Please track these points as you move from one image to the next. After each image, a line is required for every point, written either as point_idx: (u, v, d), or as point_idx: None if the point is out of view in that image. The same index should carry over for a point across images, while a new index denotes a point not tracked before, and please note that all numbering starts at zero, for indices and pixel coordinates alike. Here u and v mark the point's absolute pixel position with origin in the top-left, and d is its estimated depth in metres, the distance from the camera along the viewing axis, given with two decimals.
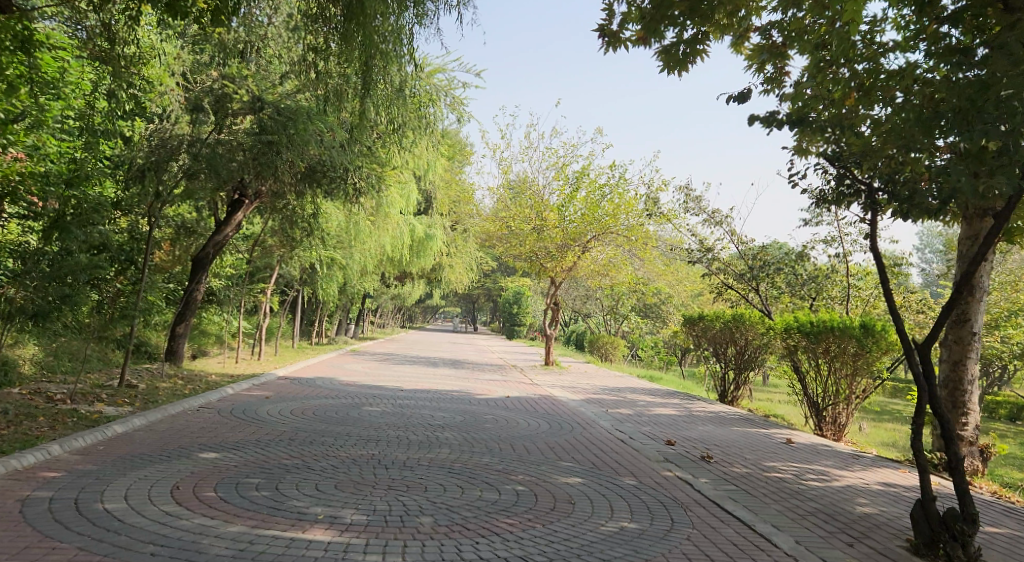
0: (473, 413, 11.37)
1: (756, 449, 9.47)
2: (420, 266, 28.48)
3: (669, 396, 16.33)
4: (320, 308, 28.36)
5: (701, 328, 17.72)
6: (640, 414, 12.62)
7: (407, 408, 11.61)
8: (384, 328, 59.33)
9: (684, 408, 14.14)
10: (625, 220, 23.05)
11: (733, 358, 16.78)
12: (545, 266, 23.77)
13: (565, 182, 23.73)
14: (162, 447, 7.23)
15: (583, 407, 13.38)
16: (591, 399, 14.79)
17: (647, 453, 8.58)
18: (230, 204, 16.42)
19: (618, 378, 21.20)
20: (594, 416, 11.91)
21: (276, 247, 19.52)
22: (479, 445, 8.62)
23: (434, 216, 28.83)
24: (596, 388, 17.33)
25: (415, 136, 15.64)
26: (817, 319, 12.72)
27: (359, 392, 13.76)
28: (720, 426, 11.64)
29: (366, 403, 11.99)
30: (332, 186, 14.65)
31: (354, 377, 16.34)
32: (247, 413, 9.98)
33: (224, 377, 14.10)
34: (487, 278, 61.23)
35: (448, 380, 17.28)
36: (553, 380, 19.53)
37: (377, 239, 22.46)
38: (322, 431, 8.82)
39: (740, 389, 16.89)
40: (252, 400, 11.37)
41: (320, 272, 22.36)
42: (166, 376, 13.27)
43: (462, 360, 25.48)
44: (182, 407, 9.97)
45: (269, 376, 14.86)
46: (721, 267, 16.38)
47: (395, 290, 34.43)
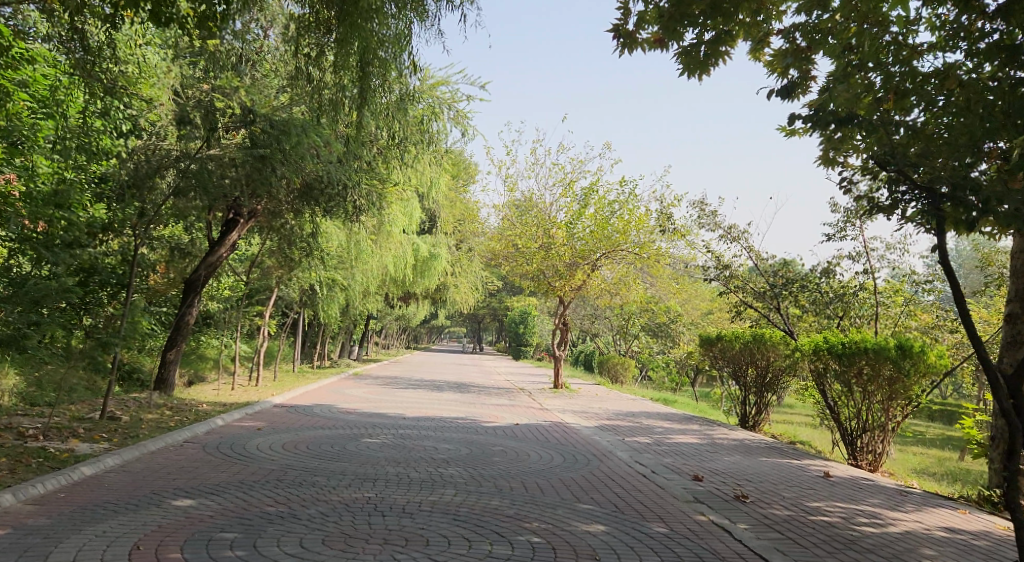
0: (480, 445, 10.54)
1: (792, 484, 8.65)
2: (424, 286, 27.71)
3: (687, 422, 15.47)
4: (322, 330, 27.58)
5: (719, 348, 16.86)
6: (660, 443, 11.80)
7: (410, 439, 10.81)
8: (388, 349, 58.40)
9: (705, 435, 13.29)
10: (636, 237, 22.28)
11: (754, 380, 15.93)
12: (553, 285, 22.98)
13: (573, 199, 23.00)
14: (130, 493, 6.45)
15: (597, 435, 12.55)
16: (606, 426, 13.95)
17: (674, 492, 7.77)
18: (225, 225, 15.61)
19: (631, 402, 20.34)
20: (611, 446, 11.09)
21: (274, 268, 18.78)
22: (488, 484, 7.78)
23: (438, 235, 28.09)
24: (609, 414, 16.47)
25: (418, 150, 14.92)
26: (848, 339, 11.88)
27: (359, 421, 12.96)
28: (747, 457, 10.81)
29: (366, 434, 11.18)
30: (330, 202, 13.91)
31: (356, 403, 15.56)
32: (235, 448, 9.19)
33: (216, 406, 13.34)
34: (493, 298, 60.40)
35: (454, 406, 16.45)
36: (564, 404, 18.70)
37: (379, 259, 21.74)
38: (313, 469, 8.00)
39: (762, 413, 16.03)
40: (242, 433, 10.58)
41: (320, 293, 21.61)
42: (154, 406, 12.49)
43: (469, 383, 24.65)
44: (164, 441, 9.19)
45: (265, 405, 14.07)
46: (740, 285, 15.54)
47: (399, 311, 33.66)
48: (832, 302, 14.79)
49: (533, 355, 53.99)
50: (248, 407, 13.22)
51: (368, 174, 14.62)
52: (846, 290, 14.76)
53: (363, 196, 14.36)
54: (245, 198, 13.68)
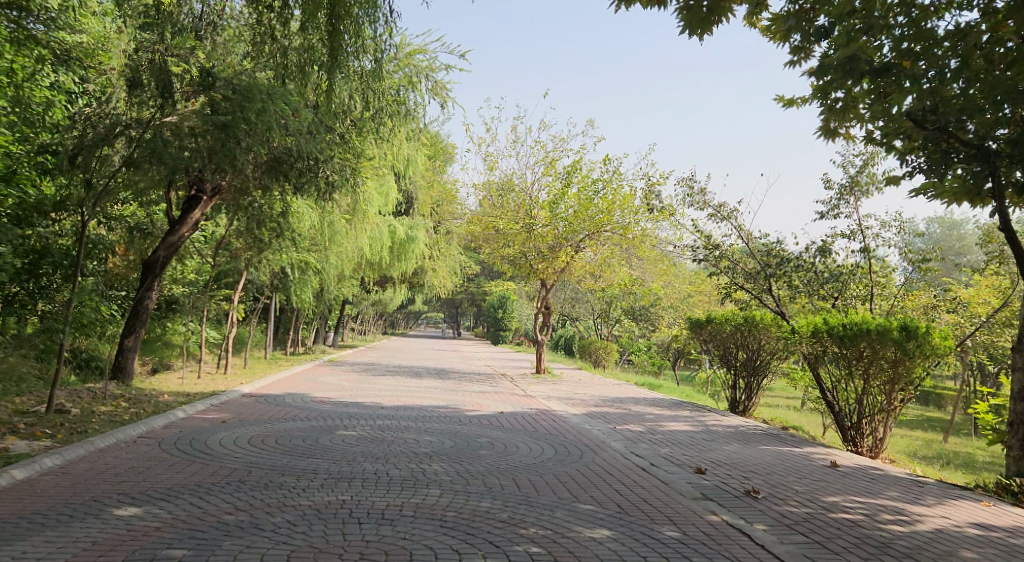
0: (464, 437, 9.80)
1: (803, 477, 7.98)
2: (401, 270, 26.80)
3: (677, 408, 14.81)
4: (295, 315, 26.63)
5: (709, 331, 16.17)
6: (653, 432, 11.12)
7: (387, 431, 10.04)
8: (365, 335, 57.37)
9: (699, 422, 12.64)
10: (620, 217, 21.59)
11: (746, 364, 15.31)
12: (535, 268, 22.23)
13: (555, 178, 22.25)
14: (66, 501, 5.70)
15: (587, 424, 11.84)
16: (593, 414, 13.24)
17: (679, 488, 7.09)
18: (186, 202, 14.67)
19: (616, 387, 19.67)
20: (603, 436, 10.40)
21: (242, 250, 17.82)
22: (475, 482, 7.05)
23: (414, 217, 27.20)
24: (595, 400, 15.79)
25: (393, 124, 14.03)
26: (848, 319, 11.21)
27: (333, 410, 12.17)
28: (748, 446, 10.16)
29: (341, 426, 10.40)
30: (300, 178, 13.03)
31: (329, 392, 14.72)
32: (195, 444, 8.38)
33: (179, 396, 12.48)
34: (471, 283, 59.56)
35: (433, 393, 15.67)
36: (547, 390, 18.01)
37: (354, 241, 20.88)
38: (281, 468, 7.23)
39: (754, 397, 15.41)
40: (205, 427, 9.76)
41: (292, 277, 20.69)
42: (109, 398, 11.59)
43: (448, 370, 23.87)
44: (115, 439, 8.36)
45: (232, 394, 13.22)
46: (732, 265, 14.81)
47: (375, 295, 32.81)
48: (827, 282, 14.11)
49: (512, 340, 53.30)
50: (212, 397, 12.37)
51: (340, 148, 13.73)
52: (842, 270, 14.13)
53: (334, 172, 13.47)
54: (208, 172, 12.75)
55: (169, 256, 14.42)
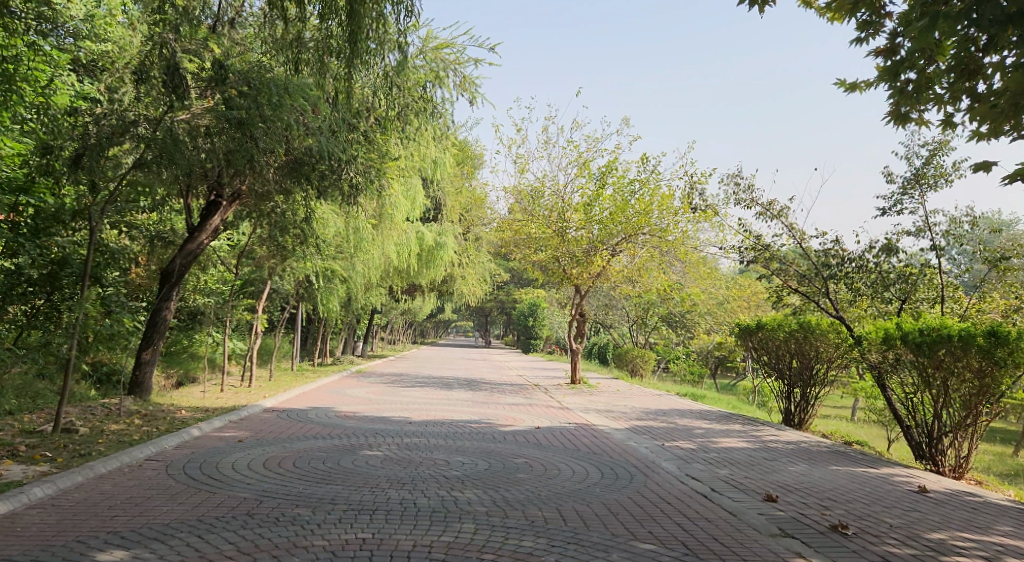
0: (500, 457, 8.90)
1: (890, 506, 6.98)
2: (430, 277, 25.99)
3: (726, 422, 13.79)
4: (321, 325, 25.94)
5: (761, 338, 15.12)
6: (707, 449, 10.14)
7: (416, 451, 9.19)
8: (394, 345, 56.71)
9: (754, 438, 11.62)
10: (659, 218, 20.61)
11: (800, 373, 14.25)
12: (570, 273, 21.35)
13: (590, 180, 21.37)
14: (43, 544, 4.91)
15: (633, 440, 10.89)
16: (638, 428, 12.28)
17: (751, 521, 6.15)
18: (207, 207, 13.88)
19: (657, 398, 18.63)
20: (653, 455, 9.46)
21: (266, 257, 17.13)
22: (515, 514, 6.16)
23: (443, 223, 26.44)
24: (638, 413, 14.83)
25: (420, 122, 13.24)
26: (927, 324, 10.21)
27: (359, 426, 11.38)
28: (816, 465, 9.16)
29: (366, 445, 9.57)
30: (323, 179, 12.27)
31: (356, 405, 13.94)
32: (203, 468, 7.59)
33: (197, 411, 11.77)
34: (501, 291, 58.75)
35: (465, 406, 14.81)
36: (585, 402, 17.07)
37: (381, 247, 20.16)
38: (295, 498, 6.39)
39: (810, 409, 14.33)
40: (220, 447, 9.00)
41: (318, 285, 19.96)
42: (122, 415, 10.87)
43: (480, 380, 23.04)
44: (117, 462, 7.59)
45: (253, 410, 12.45)
46: (783, 267, 14.04)
47: (404, 303, 32.11)
48: (892, 283, 13.10)
49: (542, 348, 52.36)
50: (231, 412, 11.60)
51: (364, 146, 12.96)
52: (909, 270, 13.07)
53: (358, 173, 12.72)
54: (226, 174, 12.02)
55: (188, 265, 13.62)
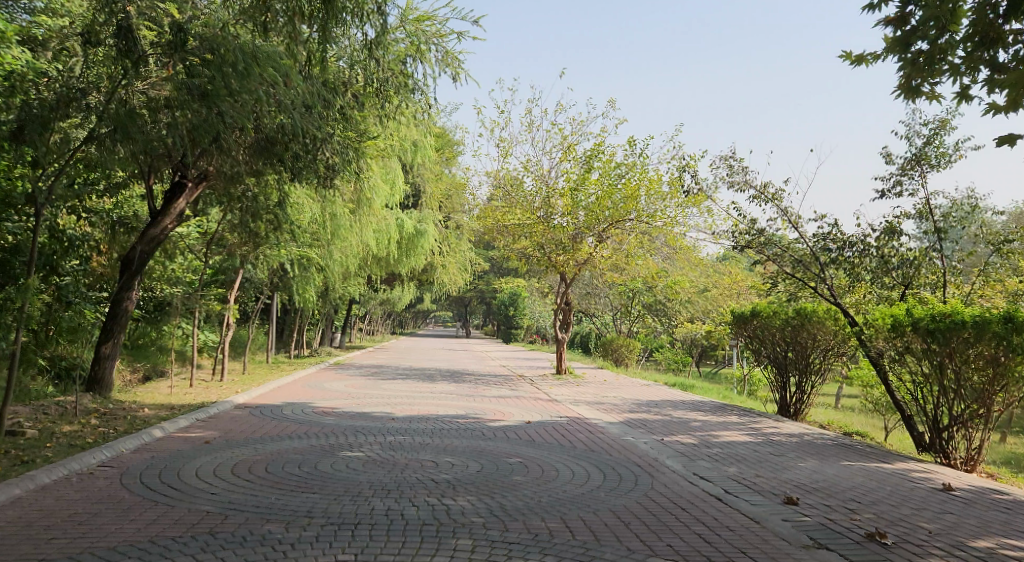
0: (491, 458, 8.25)
1: (921, 507, 6.38)
2: (410, 266, 25.19)
3: (722, 413, 13.19)
4: (297, 317, 25.08)
5: (757, 327, 14.45)
6: (709, 445, 9.51)
7: (400, 451, 8.48)
8: (371, 335, 55.69)
9: (755, 430, 11.01)
10: (647, 203, 19.96)
11: (797, 362, 13.74)
12: (554, 260, 20.81)
13: (575, 163, 20.70)
14: None
15: (630, 436, 10.26)
16: (633, 422, 11.65)
17: (776, 529, 5.54)
18: (170, 189, 12.97)
19: (646, 389, 18.07)
20: (654, 454, 8.81)
21: (237, 245, 16.30)
22: (515, 527, 5.51)
23: (423, 210, 25.68)
24: (629, 405, 14.22)
25: (400, 100, 12.46)
26: (938, 310, 9.62)
27: (337, 423, 10.64)
28: (828, 460, 8.57)
29: (345, 445, 8.88)
30: (295, 158, 11.72)
31: (334, 401, 13.21)
32: (163, 475, 6.86)
33: (162, 410, 10.99)
34: (481, 280, 58.06)
35: (449, 400, 14.11)
36: (572, 394, 16.40)
37: (359, 234, 19.42)
38: (267, 512, 5.69)
39: (808, 400, 13.81)
40: (183, 451, 8.24)
41: (293, 274, 19.12)
42: (78, 414, 10.08)
43: (461, 371, 22.33)
44: (66, 470, 6.84)
45: (223, 407, 11.69)
46: (778, 252, 13.45)
47: (383, 293, 31.31)
48: (892, 268, 12.38)
49: (523, 338, 51.68)
50: (198, 411, 10.82)
51: (340, 124, 12.17)
52: (912, 254, 12.32)
53: (333, 153, 11.93)
54: (189, 151, 11.20)
55: (152, 252, 12.70)
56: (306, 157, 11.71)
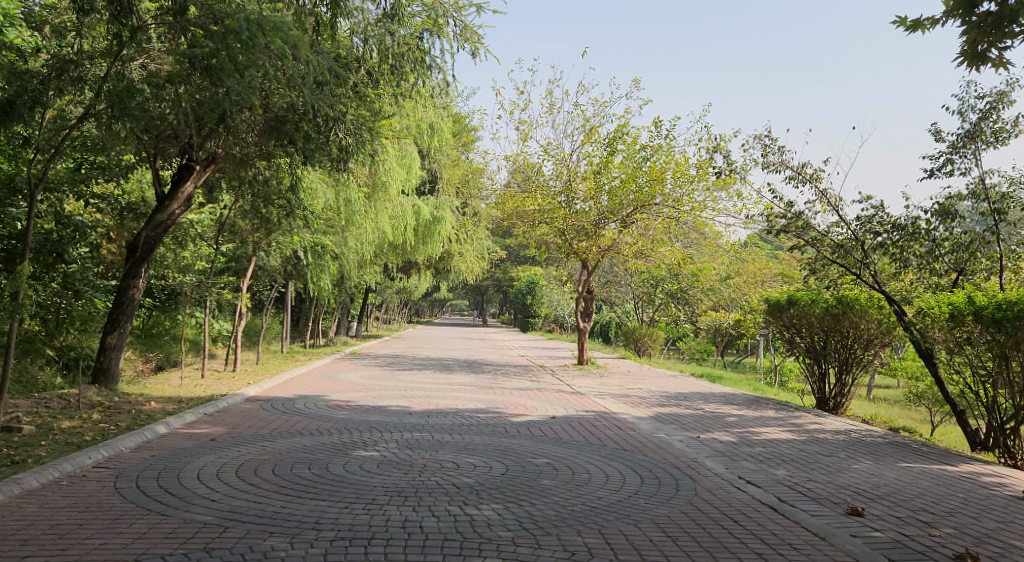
0: (515, 458, 7.62)
1: (1004, 519, 5.67)
2: (426, 254, 24.55)
3: (758, 407, 12.45)
4: (312, 306, 24.57)
5: (794, 316, 13.67)
6: (750, 443, 8.81)
7: (418, 451, 7.85)
8: (388, 324, 55.19)
9: (796, 426, 10.30)
10: (673, 186, 19.19)
11: (837, 353, 13.05)
12: (575, 247, 20.26)
13: (598, 146, 19.98)
14: None
15: (663, 433, 9.57)
16: (664, 417, 10.97)
17: (848, 548, 4.85)
18: (177, 172, 12.29)
19: (672, 380, 17.41)
20: (693, 454, 8.12)
21: (249, 231, 15.73)
22: (550, 543, 4.85)
23: (440, 197, 25.06)
24: (657, 398, 13.55)
25: (417, 78, 11.79)
26: (1004, 298, 8.86)
27: (351, 418, 10.03)
28: (883, 461, 7.85)
29: (360, 443, 8.26)
30: (306, 138, 11.12)
31: (349, 393, 12.61)
32: (161, 478, 6.27)
33: (169, 404, 10.42)
34: (497, 269, 57.46)
35: (468, 392, 13.48)
36: (596, 386, 15.71)
37: (375, 220, 18.82)
38: (270, 523, 5.08)
39: (847, 393, 13.13)
40: (187, 450, 7.65)
41: (307, 262, 18.54)
42: (80, 408, 9.53)
43: (480, 361, 21.73)
44: (55, 473, 6.25)
45: (233, 400, 11.14)
46: (816, 236, 12.73)
47: (399, 281, 30.76)
48: (943, 254, 11.65)
49: (541, 327, 51.09)
50: (207, 404, 10.27)
51: (353, 102, 11.52)
52: (964, 237, 11.56)
53: (346, 133, 11.28)
54: (195, 131, 10.62)
55: (158, 239, 12.06)
56: (318, 137, 11.09)
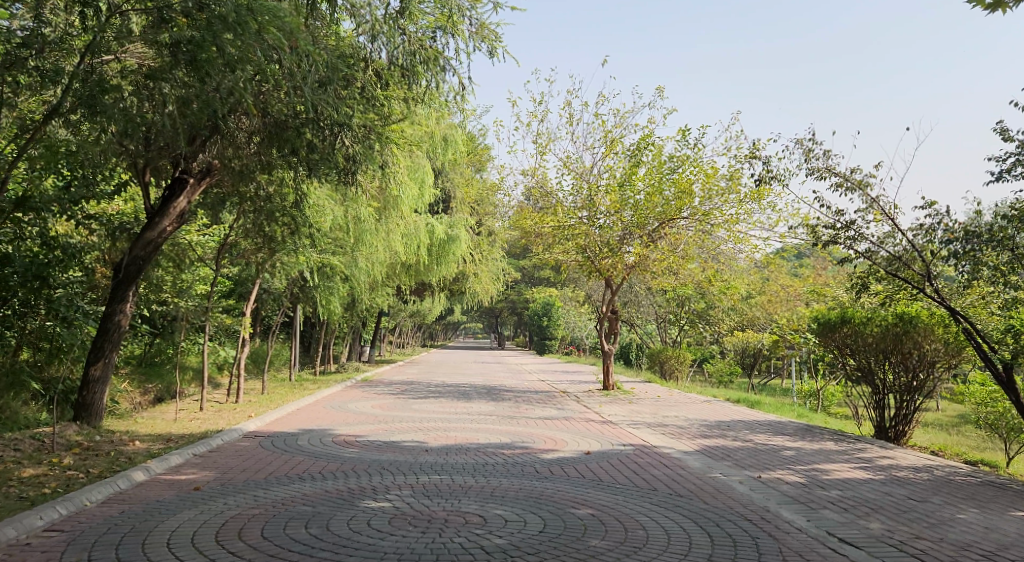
0: (553, 509, 6.42)
1: None
2: (440, 275, 23.46)
3: (812, 438, 11.23)
4: (323, 331, 23.53)
5: (847, 336, 12.22)
6: (823, 486, 7.57)
7: (437, 500, 6.65)
8: (402, 348, 53.89)
9: (866, 462, 9.07)
10: (703, 199, 18.02)
11: (898, 378, 11.79)
12: (599, 265, 19.13)
13: (620, 158, 18.88)
14: None
15: (718, 472, 8.35)
16: (712, 452, 9.76)
17: None
18: (170, 186, 11.19)
19: (708, 407, 16.19)
20: (760, 501, 6.90)
21: (251, 251, 14.71)
22: None
23: (454, 215, 24.04)
24: (697, 428, 12.32)
25: (429, 84, 10.66)
26: None
27: (360, 458, 8.85)
28: (992, 508, 6.60)
29: (369, 491, 7.08)
30: (310, 147, 10.15)
31: (359, 426, 11.47)
32: (124, 547, 5.13)
33: (157, 443, 9.30)
34: (513, 290, 56.45)
35: (489, 423, 12.30)
36: (627, 414, 14.48)
37: (385, 239, 17.79)
38: None
39: (911, 421, 11.88)
40: (164, 503, 6.48)
41: (315, 284, 17.50)
42: (55, 450, 8.45)
43: (500, 387, 20.58)
44: None
45: (229, 438, 10.00)
46: (870, 248, 11.47)
47: (413, 303, 29.70)
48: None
49: (559, 350, 49.88)
50: (199, 445, 9.13)
51: (359, 104, 10.43)
52: None
53: (353, 141, 10.27)
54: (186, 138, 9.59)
55: (149, 259, 10.97)
56: (322, 145, 10.09)
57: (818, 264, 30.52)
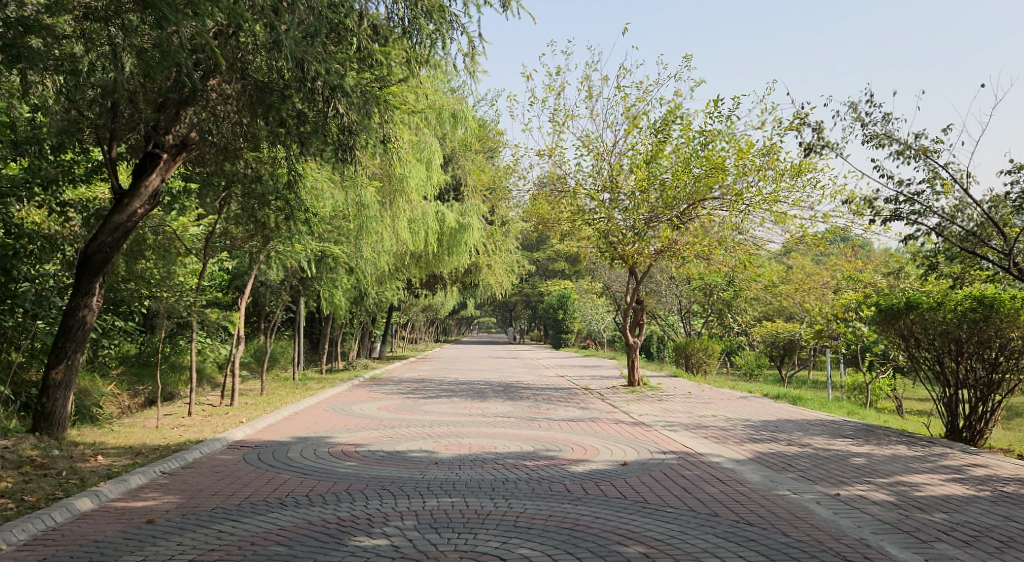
0: (594, 548, 5.02)
1: None
2: (452, 266, 22.08)
3: (879, 441, 9.78)
4: (329, 325, 22.21)
5: (913, 325, 10.73)
6: (922, 507, 6.17)
7: (448, 536, 5.26)
8: (415, 343, 52.84)
9: (957, 472, 7.63)
10: (736, 176, 16.54)
11: (974, 371, 10.27)
12: (623, 252, 17.67)
13: (646, 134, 17.39)
14: None
15: (785, 488, 6.92)
16: (769, 460, 8.34)
17: None
18: (140, 162, 9.72)
19: (746, 403, 14.75)
20: (853, 530, 5.49)
21: (242, 240, 13.40)
22: None
23: (466, 202, 22.66)
24: (744, 430, 10.89)
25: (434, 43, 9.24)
26: None
27: (356, 473, 7.49)
28: None
29: (365, 522, 5.72)
30: (299, 115, 8.84)
31: (361, 433, 10.12)
32: None
33: (123, 458, 7.98)
34: (527, 283, 55.10)
35: (507, 427, 10.92)
36: (660, 413, 13.07)
37: (392, 226, 16.42)
38: None
39: (990, 421, 10.38)
40: (102, 543, 5.14)
41: (316, 276, 16.18)
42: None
43: (517, 384, 19.19)
44: None
45: (209, 449, 8.68)
46: (942, 223, 9.97)
47: (424, 296, 28.35)
48: None
49: (575, 343, 48.55)
50: (171, 460, 7.81)
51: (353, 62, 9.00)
52: None
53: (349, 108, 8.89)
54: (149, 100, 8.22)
55: (117, 247, 9.61)
56: (313, 113, 8.84)
57: (850, 249, 28.89)
